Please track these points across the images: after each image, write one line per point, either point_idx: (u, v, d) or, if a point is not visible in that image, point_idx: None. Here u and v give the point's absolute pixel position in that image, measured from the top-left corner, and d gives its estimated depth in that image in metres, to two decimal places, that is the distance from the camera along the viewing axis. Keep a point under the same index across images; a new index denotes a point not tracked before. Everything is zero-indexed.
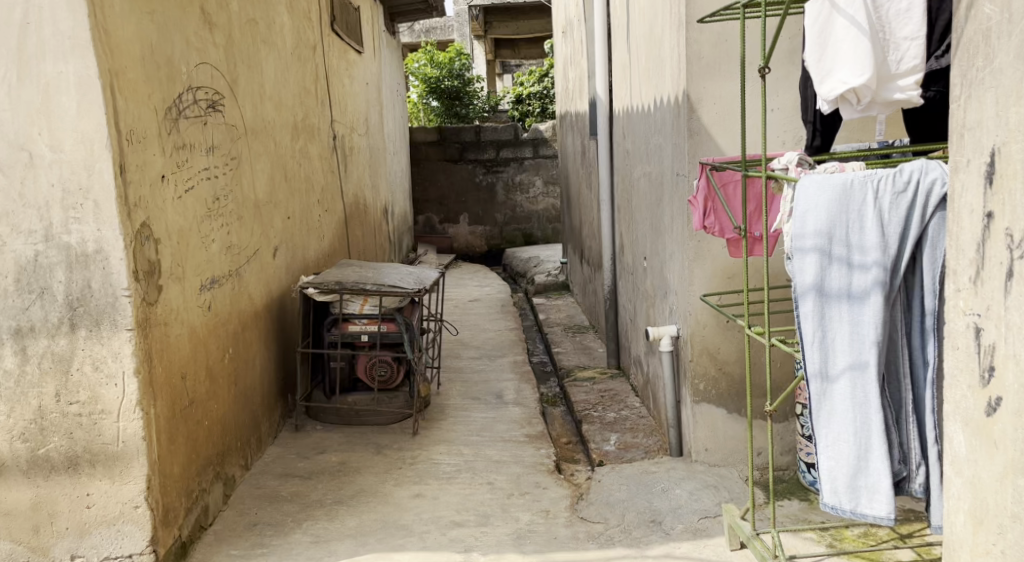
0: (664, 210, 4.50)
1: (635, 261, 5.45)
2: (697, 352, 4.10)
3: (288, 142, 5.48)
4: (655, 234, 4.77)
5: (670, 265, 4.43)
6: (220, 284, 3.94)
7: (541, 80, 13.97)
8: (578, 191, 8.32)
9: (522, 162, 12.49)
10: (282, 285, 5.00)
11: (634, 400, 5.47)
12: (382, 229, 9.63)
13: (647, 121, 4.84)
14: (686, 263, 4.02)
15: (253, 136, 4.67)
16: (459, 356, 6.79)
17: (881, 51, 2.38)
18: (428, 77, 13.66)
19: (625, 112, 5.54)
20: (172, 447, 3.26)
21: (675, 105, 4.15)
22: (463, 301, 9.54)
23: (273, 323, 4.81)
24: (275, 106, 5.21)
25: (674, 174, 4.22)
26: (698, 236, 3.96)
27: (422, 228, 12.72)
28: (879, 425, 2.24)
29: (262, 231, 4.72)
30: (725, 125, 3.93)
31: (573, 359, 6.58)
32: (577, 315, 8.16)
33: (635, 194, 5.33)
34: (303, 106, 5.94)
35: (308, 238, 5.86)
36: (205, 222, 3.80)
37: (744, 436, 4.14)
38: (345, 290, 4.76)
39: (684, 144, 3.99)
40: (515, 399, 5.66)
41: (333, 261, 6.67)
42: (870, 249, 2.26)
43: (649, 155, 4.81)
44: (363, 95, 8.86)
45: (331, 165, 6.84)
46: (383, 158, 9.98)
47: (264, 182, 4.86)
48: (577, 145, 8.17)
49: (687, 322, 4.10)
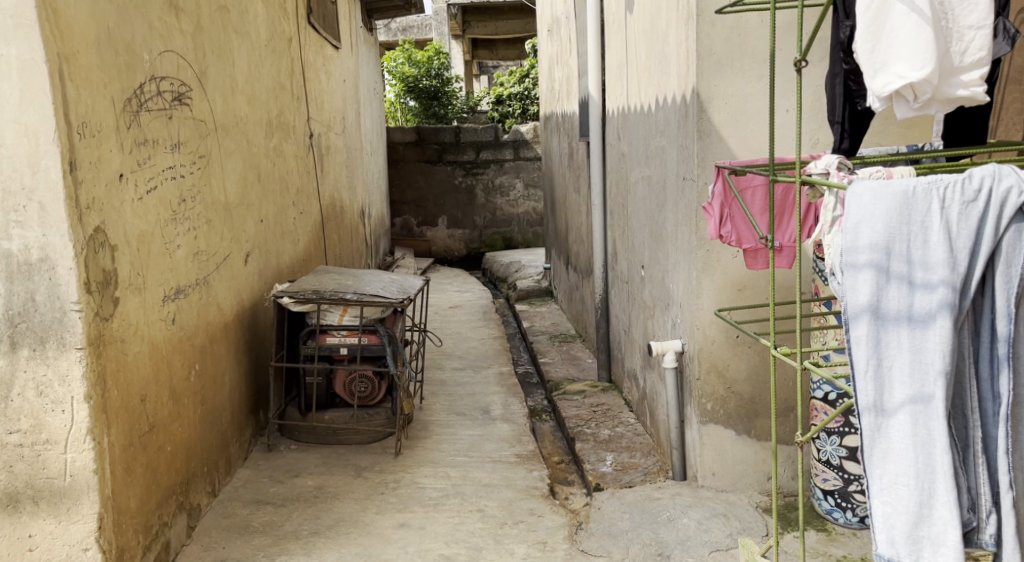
0: (667, 216, 4.21)
1: (631, 269, 5.16)
2: (704, 369, 3.79)
3: (262, 140, 5.14)
4: (655, 241, 4.47)
5: (673, 275, 4.13)
6: (186, 295, 3.60)
7: (521, 81, 13.67)
8: (565, 194, 8.01)
9: (503, 164, 12.17)
10: (254, 294, 4.64)
11: (629, 416, 5.17)
12: (358, 232, 9.28)
13: (647, 122, 4.55)
14: (693, 273, 3.73)
15: (224, 133, 4.33)
16: (441, 367, 6.45)
17: (944, 42, 2.11)
18: (406, 76, 13.31)
19: (621, 113, 5.23)
20: (129, 478, 2.91)
21: (681, 104, 3.85)
22: (443, 307, 9.20)
23: (243, 334, 4.46)
24: (248, 101, 4.85)
25: (680, 178, 3.92)
26: (707, 244, 3.67)
27: (399, 230, 12.37)
28: (945, 467, 2.01)
29: (232, 235, 4.37)
30: (737, 125, 3.63)
31: (561, 371, 6.28)
32: (563, 323, 7.86)
33: (632, 199, 5.02)
34: (277, 102, 5.59)
35: (282, 242, 5.51)
36: (170, 225, 3.46)
37: (754, 459, 3.84)
38: (323, 300, 4.44)
39: (692, 146, 3.68)
40: (503, 414, 5.34)
41: (309, 267, 6.32)
42: (936, 266, 2.02)
43: (649, 157, 4.52)
44: (340, 92, 8.51)
45: (307, 166, 6.50)
46: (360, 159, 9.64)
47: (235, 183, 4.51)
48: (563, 147, 7.86)
49: (693, 337, 3.81)
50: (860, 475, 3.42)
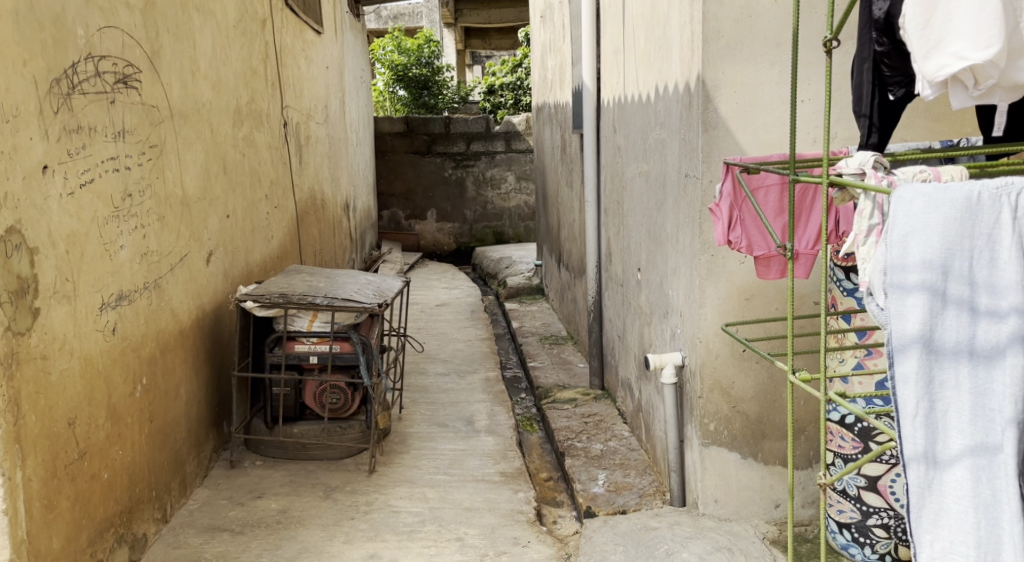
0: (667, 216, 3.84)
1: (627, 272, 4.78)
2: (707, 387, 3.42)
3: (228, 129, 4.75)
4: (653, 243, 4.10)
5: (673, 282, 3.77)
6: (132, 301, 3.23)
7: (514, 71, 13.28)
8: (557, 189, 7.65)
9: (494, 156, 11.79)
10: (216, 296, 4.27)
11: (623, 429, 4.83)
12: (342, 226, 8.89)
13: (646, 114, 4.17)
14: (696, 280, 3.36)
15: (182, 120, 3.95)
16: (424, 372, 6.09)
17: (1013, 16, 1.89)
18: (395, 64, 12.89)
19: (618, 103, 4.85)
20: (50, 516, 2.58)
21: (684, 93, 3.48)
22: (430, 305, 8.84)
23: (203, 341, 4.08)
24: (213, 86, 4.47)
25: (682, 175, 3.55)
26: (711, 248, 3.31)
27: (386, 224, 11.99)
28: (1016, 536, 1.78)
29: (191, 232, 4.00)
30: (746, 117, 3.26)
31: (552, 377, 5.92)
32: (554, 324, 7.51)
33: (629, 196, 4.65)
34: (247, 88, 5.20)
35: (253, 239, 5.14)
36: (112, 222, 3.08)
37: (761, 485, 3.48)
38: (291, 304, 4.09)
39: (696, 141, 3.31)
40: (488, 425, 4.98)
41: (283, 264, 5.93)
42: (1006, 289, 1.83)
43: (647, 151, 4.16)
44: (322, 79, 8.11)
45: (283, 157, 6.12)
46: (344, 149, 9.26)
47: (196, 176, 4.13)
48: (556, 139, 7.49)
49: (695, 351, 3.44)
50: (882, 508, 3.04)
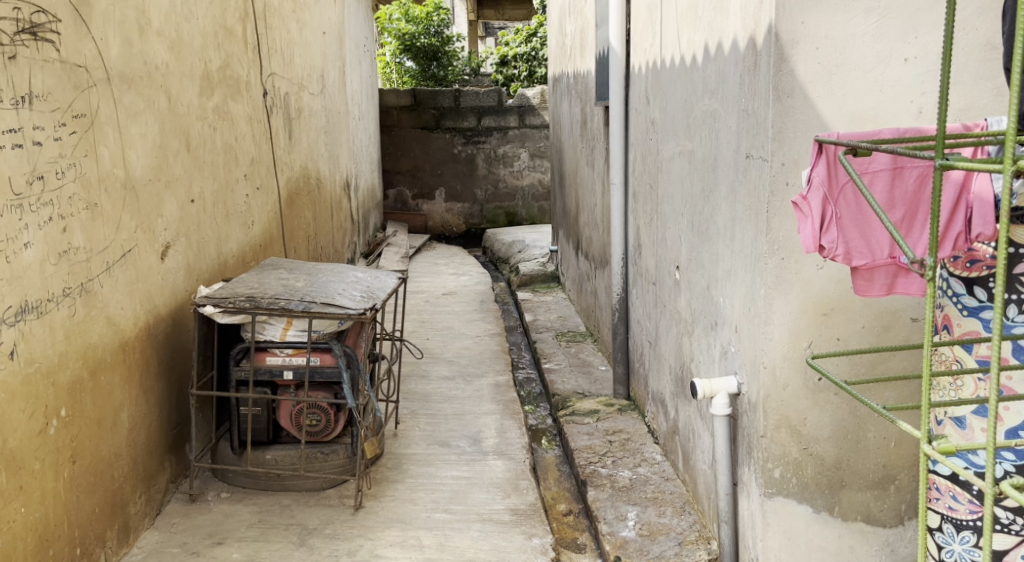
0: (718, 205, 3.12)
1: (661, 270, 4.07)
2: (772, 424, 2.68)
3: (193, 98, 4.05)
4: (699, 239, 3.38)
5: (726, 288, 3.05)
6: (44, 314, 2.56)
7: (528, 41, 12.48)
8: (576, 168, 6.92)
9: (506, 132, 11.04)
10: (172, 299, 3.56)
11: (654, 452, 4.13)
12: (341, 208, 8.19)
13: (692, 82, 3.44)
14: (761, 290, 2.65)
15: (125, 85, 3.26)
16: (426, 376, 5.40)
17: None
18: (402, 33, 12.08)
19: (652, 70, 4.12)
20: None
21: (745, 52, 2.74)
22: (436, 294, 8.14)
23: (154, 355, 3.38)
24: (170, 45, 3.76)
25: (742, 156, 2.84)
26: (779, 250, 2.59)
27: (393, 203, 11.30)
28: None
29: (137, 222, 3.30)
30: (832, 81, 2.50)
31: (570, 383, 5.23)
32: (571, 319, 6.82)
33: (666, 180, 3.92)
34: (219, 51, 4.49)
35: (227, 227, 4.44)
36: (12, 213, 2.44)
37: (837, 548, 2.74)
38: (259, 310, 3.40)
39: (765, 112, 2.58)
40: (497, 445, 4.29)
41: (267, 254, 5.24)
42: None
43: (693, 124, 3.43)
44: (318, 47, 7.40)
45: (267, 133, 5.41)
46: (345, 124, 8.55)
47: (147, 153, 3.43)
48: (575, 114, 6.76)
49: (757, 379, 2.71)
50: None
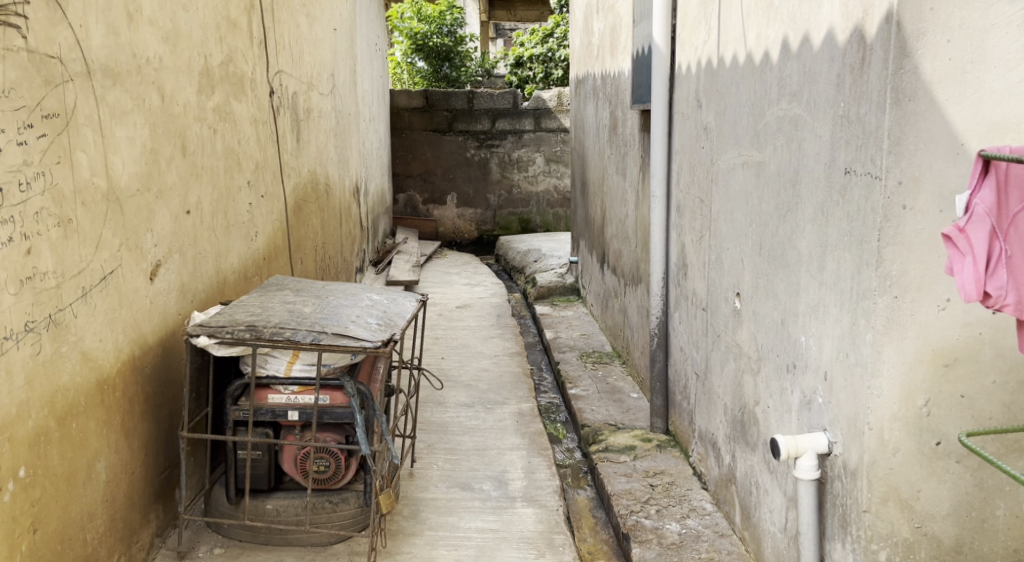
0: (799, 226, 2.66)
1: (715, 294, 3.61)
2: (877, 497, 2.21)
3: (190, 96, 3.59)
4: (770, 266, 2.92)
5: (810, 326, 2.58)
6: None
7: (544, 41, 12.02)
8: (602, 176, 6.45)
9: (521, 135, 10.59)
10: (161, 326, 3.11)
11: (704, 500, 3.68)
12: (350, 214, 7.73)
13: (762, 83, 2.98)
14: (867, 336, 2.19)
15: (110, 81, 2.81)
16: (443, 403, 4.95)
17: None
18: (414, 32, 11.62)
19: (707, 70, 3.66)
20: None
21: (848, 47, 2.27)
22: (449, 307, 7.68)
23: (139, 393, 2.93)
24: (165, 36, 3.31)
25: (836, 171, 2.37)
26: (892, 288, 2.13)
27: (403, 208, 10.83)
28: None
29: (121, 240, 2.85)
30: (965, 82, 2.04)
31: (601, 413, 4.78)
32: (595, 337, 6.36)
33: (723, 195, 3.46)
34: (221, 45, 4.04)
35: (227, 240, 3.98)
36: None
37: None
38: (261, 342, 2.95)
39: (877, 121, 2.12)
40: (525, 489, 3.84)
41: (271, 268, 4.79)
42: None
43: (765, 131, 2.96)
44: (329, 44, 6.95)
45: (273, 135, 4.96)
46: (355, 125, 8.11)
47: (134, 159, 2.98)
48: (603, 118, 6.31)
49: (857, 441, 2.25)
50: None
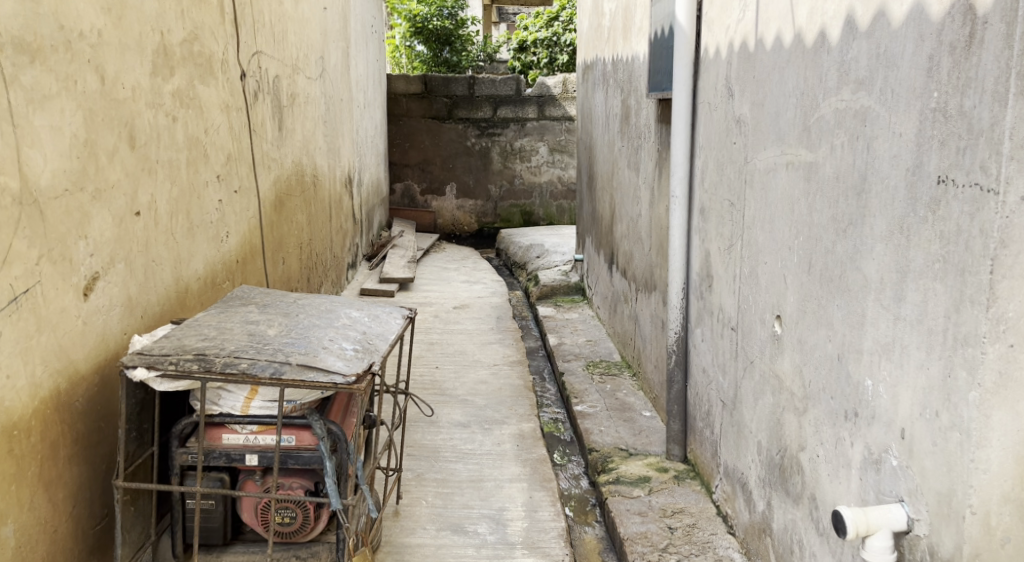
0: (867, 244, 2.16)
1: (748, 313, 3.12)
2: None
3: (142, 77, 3.10)
4: (823, 288, 2.44)
5: (881, 367, 2.09)
6: None
7: (549, 25, 11.47)
8: (612, 169, 5.95)
9: (524, 124, 10.07)
10: (96, 353, 2.62)
11: (732, 550, 3.19)
12: (341, 207, 7.22)
13: (815, 67, 2.48)
14: (972, 395, 1.71)
15: (25, 57, 2.31)
16: (435, 423, 4.46)
17: None
18: (413, 14, 11.08)
19: (741, 53, 3.16)
20: None
21: (947, 24, 1.77)
22: (446, 307, 7.19)
23: (68, 436, 2.45)
24: (105, 6, 2.80)
25: (925, 181, 1.87)
26: (1004, 335, 1.66)
27: (399, 198, 10.28)
28: None
29: (41, 251, 2.36)
30: None
31: (611, 435, 4.30)
32: (603, 344, 5.87)
33: (760, 199, 2.97)
34: (183, 19, 3.53)
35: (189, 244, 3.48)
36: None
37: None
38: (211, 375, 2.45)
39: (993, 119, 1.63)
40: (526, 532, 3.36)
41: (245, 272, 4.29)
42: None
43: (820, 125, 2.46)
44: (318, 24, 6.42)
45: (248, 123, 4.45)
46: (348, 112, 7.60)
47: (60, 154, 2.47)
48: (614, 107, 5.80)
49: (952, 526, 1.78)
50: None
